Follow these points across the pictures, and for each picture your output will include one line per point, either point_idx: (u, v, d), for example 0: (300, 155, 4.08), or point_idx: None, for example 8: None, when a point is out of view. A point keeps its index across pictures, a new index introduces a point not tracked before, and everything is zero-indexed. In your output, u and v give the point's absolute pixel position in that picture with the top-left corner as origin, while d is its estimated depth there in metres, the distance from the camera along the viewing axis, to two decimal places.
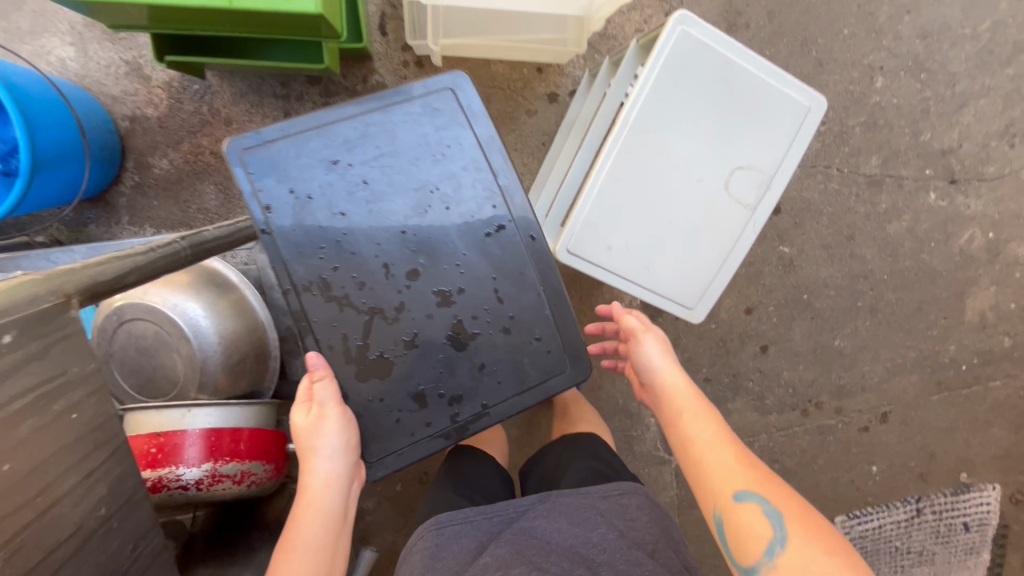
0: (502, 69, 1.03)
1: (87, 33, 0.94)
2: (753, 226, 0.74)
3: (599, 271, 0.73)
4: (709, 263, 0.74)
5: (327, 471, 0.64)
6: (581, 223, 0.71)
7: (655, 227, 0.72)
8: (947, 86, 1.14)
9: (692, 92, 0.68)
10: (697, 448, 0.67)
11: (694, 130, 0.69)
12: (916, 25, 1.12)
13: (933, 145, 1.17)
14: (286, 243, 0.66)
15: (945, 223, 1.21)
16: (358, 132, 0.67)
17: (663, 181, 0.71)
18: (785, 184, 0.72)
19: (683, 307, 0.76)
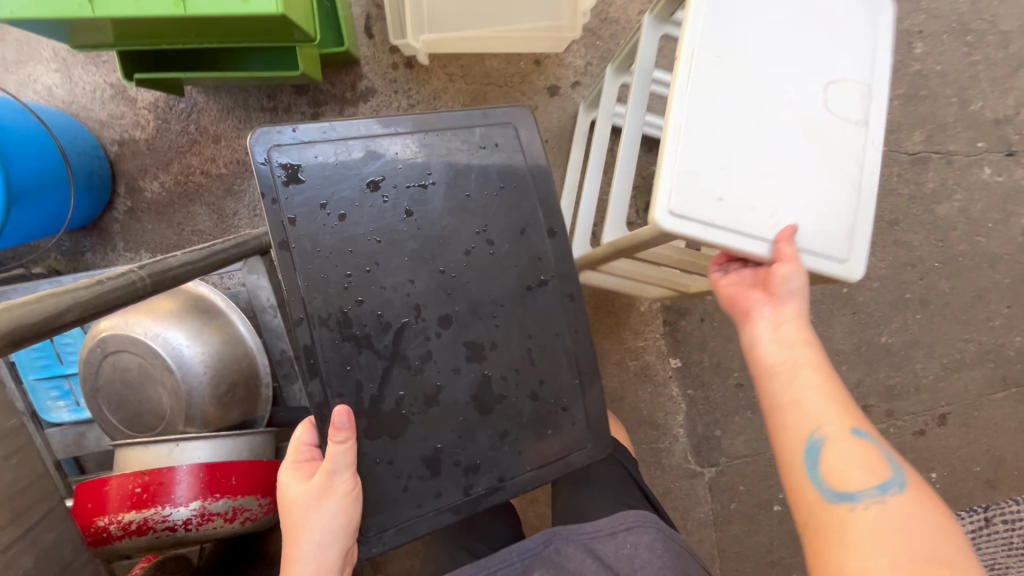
0: (497, 65, 0.96)
1: (72, 59, 0.93)
2: (874, 144, 0.60)
3: (715, 233, 0.55)
4: (844, 197, 0.59)
5: (322, 551, 0.56)
6: (680, 174, 0.55)
7: (765, 165, 0.57)
8: (999, 48, 1.02)
9: (755, 6, 0.57)
10: (804, 370, 0.53)
11: (766, 51, 0.58)
12: None
13: (985, 115, 1.04)
14: (306, 259, 0.57)
15: (1004, 201, 1.08)
16: (407, 152, 0.60)
17: (759, 108, 0.57)
18: (887, 91, 0.61)
19: (834, 263, 0.59)
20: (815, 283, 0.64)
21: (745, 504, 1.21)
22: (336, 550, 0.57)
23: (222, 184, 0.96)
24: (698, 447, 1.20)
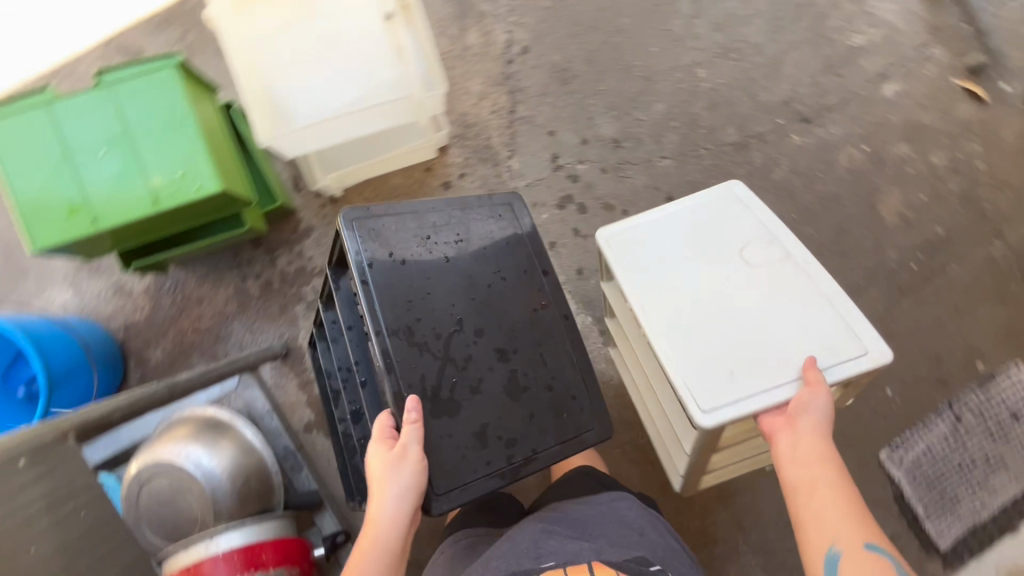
0: (399, 180, 1.24)
1: (79, 276, 1.20)
2: (804, 265, 0.77)
3: (743, 402, 0.69)
4: (820, 309, 0.74)
5: (396, 506, 0.71)
6: (694, 380, 0.71)
7: (749, 336, 0.73)
8: (758, 54, 1.35)
9: (659, 241, 0.81)
10: (825, 488, 0.65)
11: (689, 261, 0.79)
12: (708, 23, 1.36)
13: (772, 100, 1.35)
14: (381, 289, 0.77)
15: (820, 154, 1.36)
16: (443, 220, 0.83)
17: (711, 302, 0.75)
18: (786, 231, 0.79)
19: (857, 360, 0.71)
20: (862, 378, 0.75)
21: None
22: (410, 505, 0.71)
23: (211, 333, 1.19)
24: None
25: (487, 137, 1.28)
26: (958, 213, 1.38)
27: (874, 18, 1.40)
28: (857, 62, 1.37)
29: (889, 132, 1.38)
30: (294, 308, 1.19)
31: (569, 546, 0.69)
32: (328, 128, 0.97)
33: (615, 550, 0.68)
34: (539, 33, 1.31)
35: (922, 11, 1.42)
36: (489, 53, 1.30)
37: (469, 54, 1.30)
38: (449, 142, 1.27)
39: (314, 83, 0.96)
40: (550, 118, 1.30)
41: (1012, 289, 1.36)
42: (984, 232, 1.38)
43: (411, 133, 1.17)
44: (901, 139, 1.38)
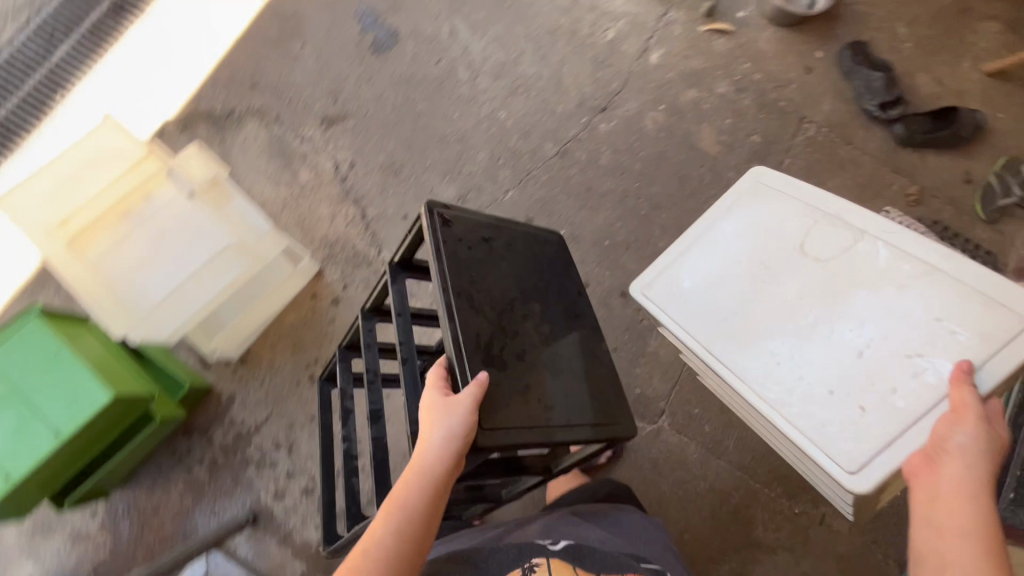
0: (293, 316, 1.35)
1: (34, 543, 1.21)
2: (880, 249, 0.82)
3: (891, 446, 0.71)
4: (935, 294, 0.77)
5: (439, 445, 0.76)
6: (827, 430, 0.75)
7: (861, 354, 0.77)
8: (540, 78, 1.56)
9: (720, 281, 0.88)
10: (969, 539, 0.62)
11: (763, 291, 0.85)
12: (489, 77, 1.55)
13: (569, 107, 1.54)
14: (452, 259, 0.88)
15: (630, 128, 1.54)
16: (497, 226, 0.98)
17: (804, 330, 0.81)
18: (845, 221, 0.85)
19: (1010, 340, 0.72)
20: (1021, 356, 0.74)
21: (710, 417, 1.40)
22: (457, 446, 0.77)
23: (178, 533, 1.21)
24: (638, 409, 1.41)
25: (353, 246, 1.41)
26: (763, 120, 1.58)
27: (615, 8, 1.63)
28: (620, 48, 1.60)
29: (674, 86, 1.59)
30: (247, 472, 1.24)
31: (580, 534, 0.87)
32: (179, 296, 1.14)
33: (619, 544, 0.85)
34: (358, 145, 1.48)
35: None
36: (322, 179, 1.45)
37: (307, 188, 1.44)
38: (321, 266, 1.39)
39: (155, 271, 1.15)
40: (398, 206, 1.45)
41: (841, 154, 1.56)
42: (792, 124, 1.58)
43: (275, 270, 1.30)
44: (686, 87, 1.59)
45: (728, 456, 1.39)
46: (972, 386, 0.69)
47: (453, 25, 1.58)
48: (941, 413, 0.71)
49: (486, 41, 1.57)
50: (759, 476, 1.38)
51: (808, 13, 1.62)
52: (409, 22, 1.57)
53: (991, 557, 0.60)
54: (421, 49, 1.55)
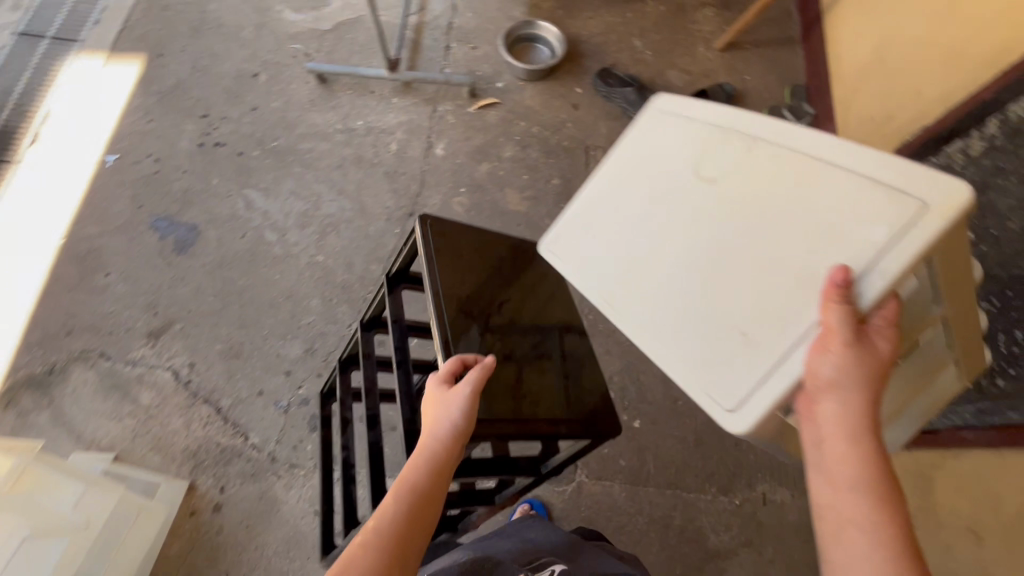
0: (175, 544, 1.27)
1: None
2: (772, 144, 0.64)
3: (765, 382, 0.58)
4: (834, 187, 0.58)
5: (440, 431, 0.74)
6: (709, 374, 0.61)
7: (746, 275, 0.61)
8: (345, 211, 1.63)
9: (594, 233, 0.74)
10: (858, 492, 0.54)
11: (638, 228, 0.71)
12: (297, 229, 1.61)
13: (380, 225, 1.61)
14: (440, 264, 0.91)
15: (441, 219, 1.63)
16: (489, 235, 0.99)
17: (684, 258, 0.66)
18: (741, 122, 0.68)
19: (909, 228, 0.53)
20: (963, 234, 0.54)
21: (620, 449, 1.41)
22: (460, 429, 0.74)
23: None
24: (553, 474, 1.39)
25: (219, 443, 1.37)
26: (554, 164, 1.71)
27: (389, 123, 1.75)
28: (406, 156, 1.71)
29: (467, 167, 1.70)
30: None
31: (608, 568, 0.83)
32: None
33: None
34: (192, 344, 1.47)
35: (411, 92, 1.79)
36: (166, 392, 1.42)
37: (153, 408, 1.40)
38: (191, 479, 1.34)
39: None
40: (252, 385, 1.44)
41: None
42: (580, 157, 1.71)
43: (122, 520, 1.20)
44: (477, 164, 1.70)
45: (653, 479, 1.39)
46: (843, 302, 0.54)
47: (247, 198, 1.64)
48: (809, 340, 0.56)
49: (283, 199, 1.65)
50: (688, 483, 1.38)
51: (549, 64, 1.81)
52: (204, 212, 1.62)
53: (882, 508, 0.54)
54: (224, 231, 1.60)
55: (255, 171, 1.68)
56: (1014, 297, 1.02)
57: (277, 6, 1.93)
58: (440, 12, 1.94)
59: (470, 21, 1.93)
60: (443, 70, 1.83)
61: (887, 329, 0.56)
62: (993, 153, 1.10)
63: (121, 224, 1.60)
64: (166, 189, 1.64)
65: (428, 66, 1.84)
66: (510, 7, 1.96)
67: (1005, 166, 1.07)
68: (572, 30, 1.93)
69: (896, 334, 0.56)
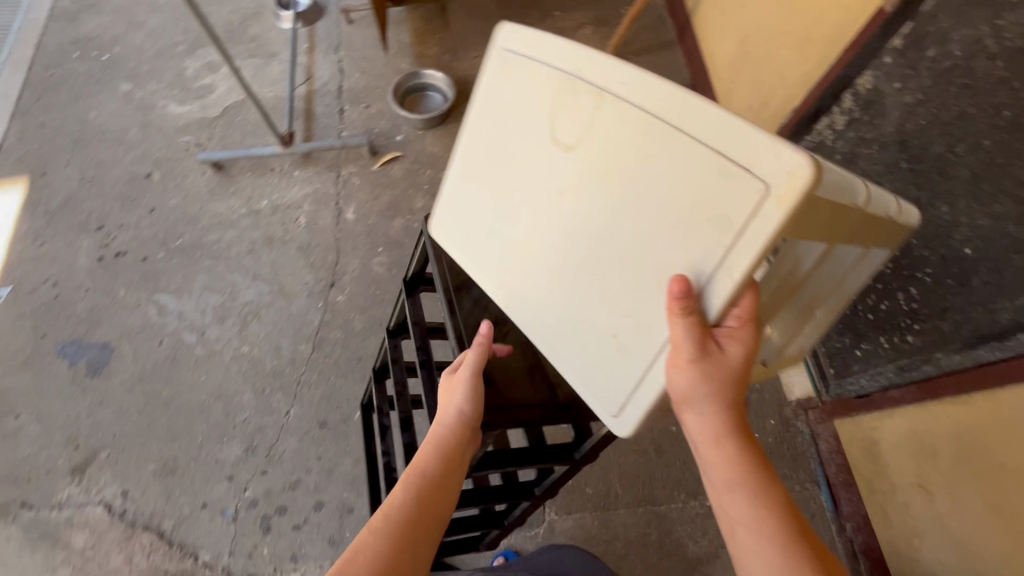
0: None
1: None
2: (621, 106, 0.61)
3: (642, 385, 0.63)
4: (681, 166, 0.57)
5: (452, 415, 0.75)
6: (592, 372, 0.67)
7: (610, 263, 0.63)
8: (263, 294, 1.58)
9: (475, 216, 0.76)
10: (733, 492, 0.63)
11: (510, 209, 0.72)
12: (216, 323, 1.55)
13: (302, 302, 1.58)
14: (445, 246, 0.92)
15: (364, 283, 1.60)
16: None
17: (552, 240, 0.68)
18: (587, 78, 0.64)
19: (750, 220, 0.52)
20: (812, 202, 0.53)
21: (585, 476, 1.39)
22: (471, 409, 0.75)
23: None
24: (522, 518, 1.36)
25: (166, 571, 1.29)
26: None
27: (294, 198, 1.73)
28: (318, 226, 1.69)
29: (380, 225, 1.68)
30: None
31: None
32: None
33: None
34: (121, 470, 1.38)
35: (311, 162, 1.78)
36: (99, 528, 1.32)
37: (87, 549, 1.30)
38: None
39: None
40: (193, 499, 1.36)
41: None
42: None
43: None
44: (389, 220, 1.69)
45: (622, 500, 1.37)
46: (686, 318, 0.57)
47: (157, 303, 1.58)
48: (667, 355, 0.60)
49: (196, 296, 1.59)
50: (657, 496, 1.37)
51: (442, 109, 1.83)
52: (114, 327, 1.54)
53: (754, 503, 0.62)
54: (138, 342, 1.53)
55: (162, 273, 1.62)
56: (902, 255, 1.07)
57: (160, 102, 1.90)
58: (328, 78, 1.95)
59: (359, 81, 1.94)
60: (340, 134, 1.83)
61: (736, 335, 0.60)
62: (855, 124, 1.16)
63: (24, 359, 1.50)
64: (70, 311, 1.56)
65: (325, 133, 1.83)
66: (396, 61, 1.98)
67: (867, 135, 1.13)
68: (461, 72, 1.96)
69: (748, 337, 0.60)
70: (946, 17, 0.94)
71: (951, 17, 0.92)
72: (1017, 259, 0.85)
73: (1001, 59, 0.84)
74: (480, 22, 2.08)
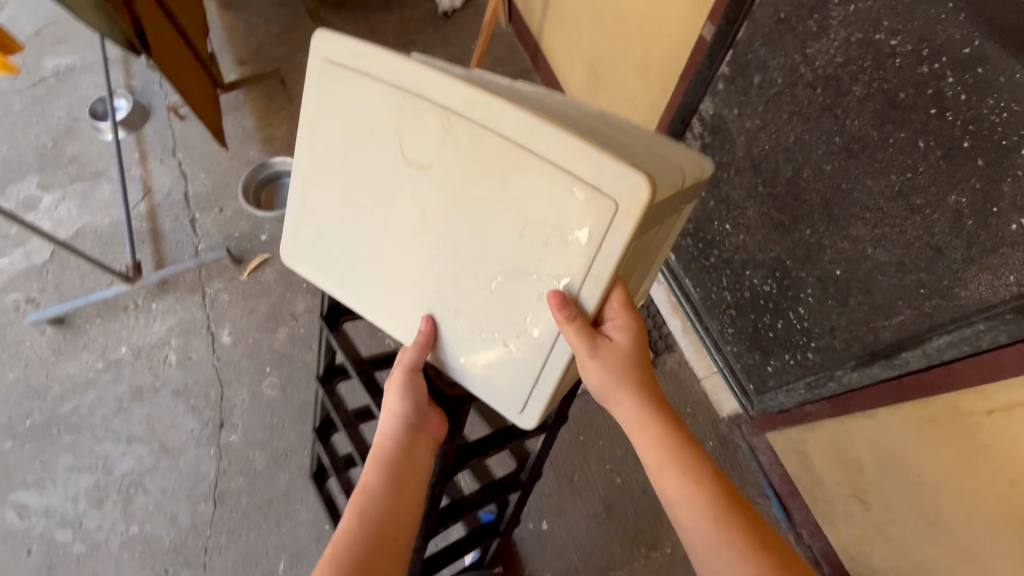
0: None
1: None
2: (465, 124, 0.63)
3: (541, 377, 0.70)
4: (534, 183, 0.61)
5: (389, 424, 0.78)
6: (492, 378, 0.73)
7: (482, 275, 0.68)
8: (144, 456, 1.39)
9: (339, 242, 0.77)
10: (665, 472, 0.68)
11: (374, 232, 0.74)
12: (94, 507, 1.34)
13: (191, 453, 1.39)
14: None
15: (257, 413, 1.44)
16: None
17: (423, 258, 0.71)
18: (427, 97, 0.64)
19: (607, 234, 0.60)
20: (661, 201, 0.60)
21: (541, 558, 1.31)
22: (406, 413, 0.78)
23: None
24: None
25: None
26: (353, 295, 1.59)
27: (158, 334, 1.53)
28: (191, 360, 1.50)
29: (262, 341, 1.52)
30: None
31: None
32: None
33: None
34: None
35: (169, 289, 1.58)
36: None
37: None
38: None
39: None
40: None
41: None
42: None
43: None
44: (271, 333, 1.53)
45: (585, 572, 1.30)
46: (575, 322, 0.63)
47: (15, 503, 1.34)
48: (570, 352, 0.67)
49: (63, 481, 1.36)
50: (618, 556, 1.32)
51: None
52: None
53: (682, 478, 0.68)
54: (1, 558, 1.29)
55: (15, 465, 1.38)
56: (784, 277, 1.05)
57: None
58: (170, 186, 1.75)
59: (205, 183, 1.75)
60: (197, 249, 1.64)
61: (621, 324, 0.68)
62: (708, 149, 1.14)
63: None
64: None
65: (179, 251, 1.64)
66: (243, 151, 1.81)
67: (722, 160, 1.11)
68: None
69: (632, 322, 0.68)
70: (760, 44, 0.91)
71: (763, 44, 0.90)
72: (883, 280, 0.83)
73: (818, 86, 0.82)
74: None
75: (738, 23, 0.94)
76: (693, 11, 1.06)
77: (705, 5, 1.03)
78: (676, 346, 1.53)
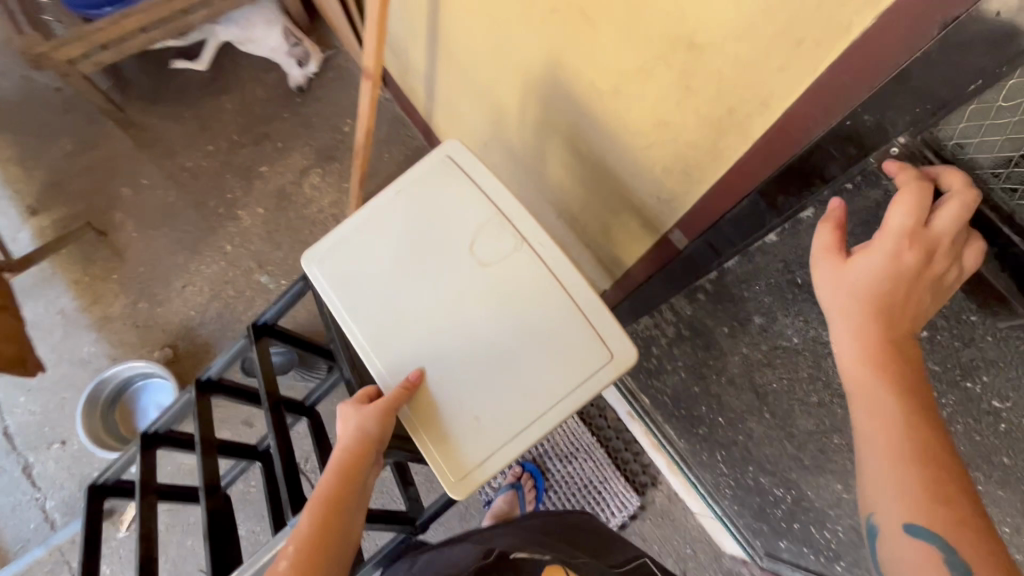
0: None
1: None
2: (535, 258, 0.72)
3: (493, 455, 0.68)
4: (559, 322, 0.70)
5: (354, 440, 0.64)
6: (448, 432, 0.69)
7: (487, 354, 0.70)
8: None
9: (363, 272, 0.75)
10: (869, 386, 0.43)
11: (403, 278, 0.74)
12: None
13: None
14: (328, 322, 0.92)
15: None
16: None
17: (441, 311, 0.72)
18: (515, 215, 0.74)
19: (592, 374, 0.69)
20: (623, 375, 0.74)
21: None
22: (378, 432, 0.65)
23: None
24: None
25: None
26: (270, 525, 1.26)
27: None
28: None
29: None
30: None
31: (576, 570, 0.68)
32: None
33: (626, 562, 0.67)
34: None
35: None
36: None
37: None
38: None
39: None
40: None
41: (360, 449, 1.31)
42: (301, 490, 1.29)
43: None
44: None
45: None
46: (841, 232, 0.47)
47: None
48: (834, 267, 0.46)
49: None
50: None
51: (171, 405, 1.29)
52: None
53: (903, 398, 0.42)
54: None
55: None
56: (804, 502, 0.88)
57: None
58: None
59: (29, 409, 1.31)
60: (45, 511, 1.24)
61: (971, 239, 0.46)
62: (688, 343, 0.91)
63: None
64: None
65: (19, 520, 1.24)
66: (71, 347, 1.36)
67: (708, 360, 0.89)
68: (174, 321, 1.40)
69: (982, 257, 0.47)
70: (764, 289, 0.71)
71: None
72: None
73: None
74: (164, 229, 1.47)
75: (725, 255, 0.71)
76: (643, 204, 0.77)
77: (662, 205, 0.74)
78: (662, 478, 1.38)
